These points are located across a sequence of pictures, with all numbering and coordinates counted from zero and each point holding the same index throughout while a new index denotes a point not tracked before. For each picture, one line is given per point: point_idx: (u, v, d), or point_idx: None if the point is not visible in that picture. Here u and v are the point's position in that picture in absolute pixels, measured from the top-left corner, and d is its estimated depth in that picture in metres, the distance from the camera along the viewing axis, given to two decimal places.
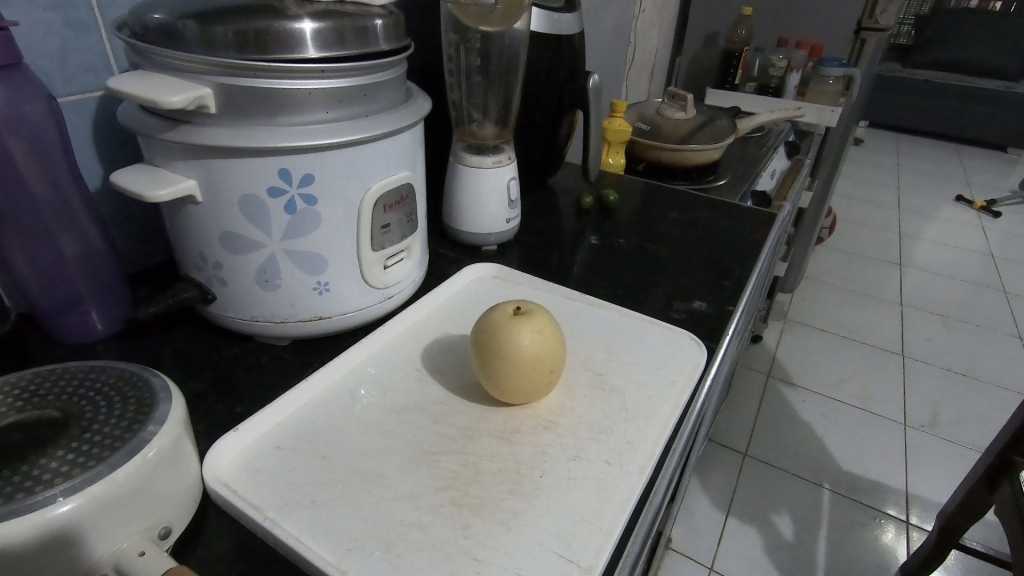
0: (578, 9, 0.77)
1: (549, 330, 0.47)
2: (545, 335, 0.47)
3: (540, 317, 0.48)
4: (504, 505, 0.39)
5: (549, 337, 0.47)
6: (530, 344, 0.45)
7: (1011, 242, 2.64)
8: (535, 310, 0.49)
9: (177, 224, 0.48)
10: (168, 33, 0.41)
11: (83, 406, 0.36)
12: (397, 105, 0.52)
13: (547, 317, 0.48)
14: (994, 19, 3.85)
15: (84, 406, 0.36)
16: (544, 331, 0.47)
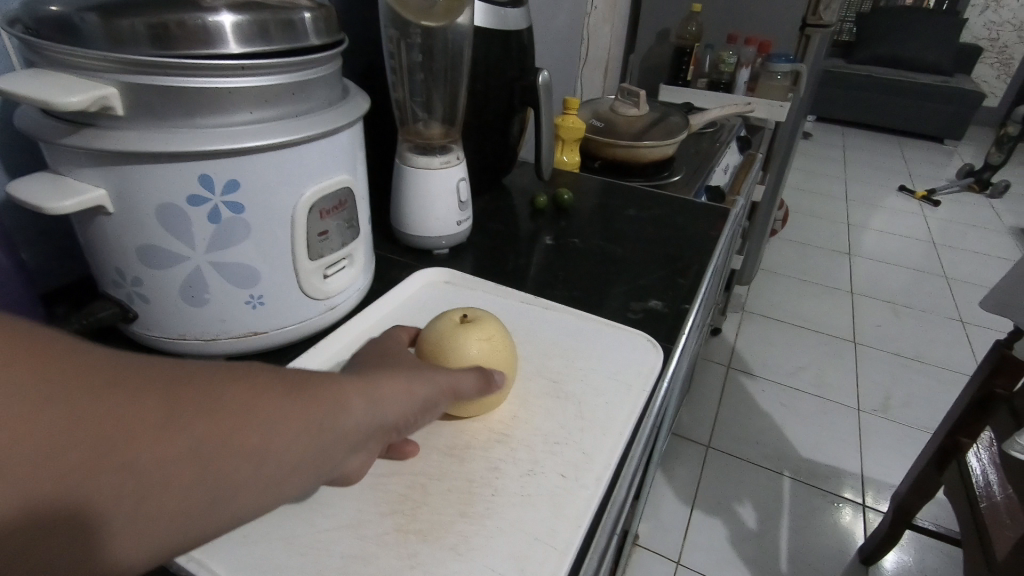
0: (526, 4, 0.75)
1: (499, 339, 0.45)
2: (493, 344, 0.45)
3: (491, 325, 0.46)
4: (454, 529, 0.37)
5: (498, 346, 0.45)
6: (478, 353, 0.43)
7: (950, 229, 2.77)
8: (486, 318, 0.47)
9: (90, 238, 0.44)
10: (65, 27, 0.37)
11: None
12: (332, 104, 0.49)
13: (498, 326, 0.47)
14: (928, 16, 4.04)
15: None
16: (494, 339, 0.45)
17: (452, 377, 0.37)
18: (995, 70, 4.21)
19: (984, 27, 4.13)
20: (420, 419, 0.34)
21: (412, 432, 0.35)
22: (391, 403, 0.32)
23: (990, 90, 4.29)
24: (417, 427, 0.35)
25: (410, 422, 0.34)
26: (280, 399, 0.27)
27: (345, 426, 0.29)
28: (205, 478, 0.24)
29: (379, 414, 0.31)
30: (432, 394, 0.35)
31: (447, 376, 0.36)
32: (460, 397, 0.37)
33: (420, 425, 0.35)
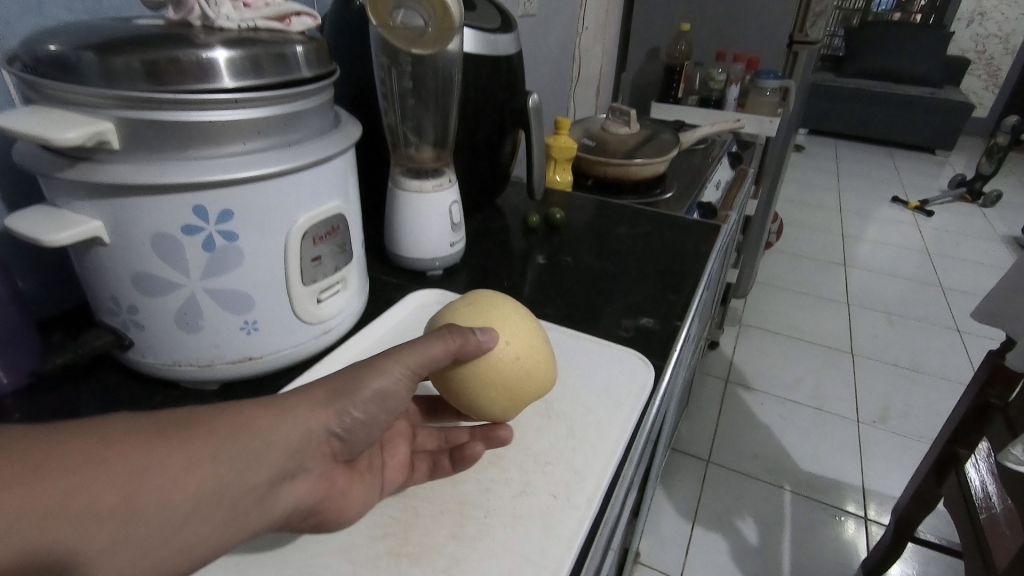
0: (515, 30, 0.76)
1: (487, 317, 0.46)
2: (484, 322, 0.46)
3: (479, 306, 0.47)
4: (446, 551, 0.38)
5: (493, 323, 0.46)
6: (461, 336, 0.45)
7: (944, 239, 2.78)
8: (474, 302, 0.48)
9: (86, 267, 0.45)
10: (62, 65, 0.38)
11: None
12: (325, 132, 0.50)
13: (487, 304, 0.48)
14: (916, 29, 4.10)
15: None
16: (481, 319, 0.46)
17: (408, 347, 0.39)
18: (983, 81, 4.26)
19: (971, 39, 4.20)
20: (372, 409, 0.37)
21: (370, 425, 0.38)
22: (328, 402, 0.36)
23: (979, 100, 4.35)
24: (376, 420, 0.38)
25: (363, 414, 0.37)
26: (213, 422, 0.32)
27: (281, 428, 0.34)
28: (157, 496, 0.28)
29: (318, 415, 0.35)
30: (383, 378, 0.37)
31: (402, 351, 0.38)
32: (422, 368, 0.39)
33: (377, 414, 0.38)
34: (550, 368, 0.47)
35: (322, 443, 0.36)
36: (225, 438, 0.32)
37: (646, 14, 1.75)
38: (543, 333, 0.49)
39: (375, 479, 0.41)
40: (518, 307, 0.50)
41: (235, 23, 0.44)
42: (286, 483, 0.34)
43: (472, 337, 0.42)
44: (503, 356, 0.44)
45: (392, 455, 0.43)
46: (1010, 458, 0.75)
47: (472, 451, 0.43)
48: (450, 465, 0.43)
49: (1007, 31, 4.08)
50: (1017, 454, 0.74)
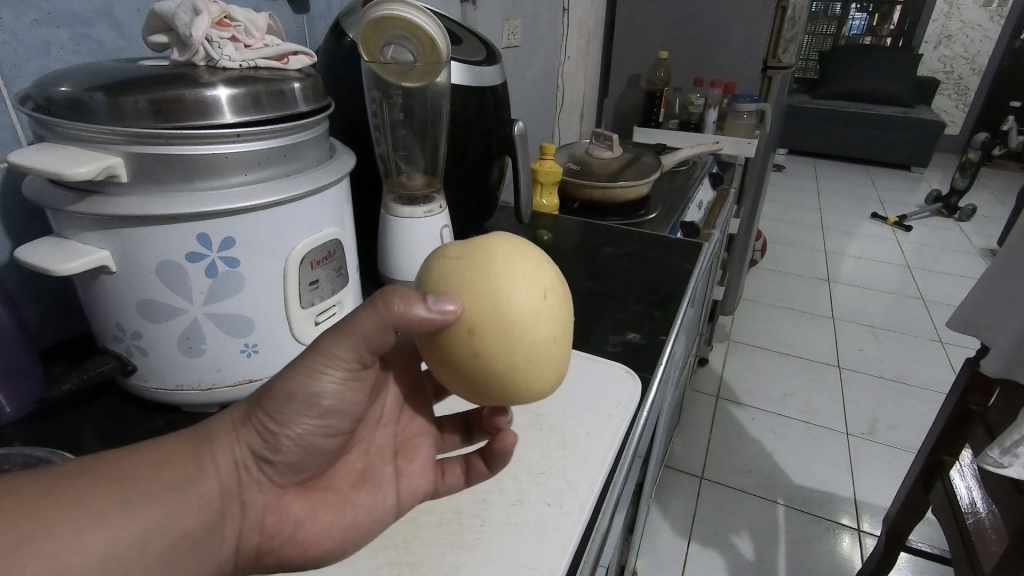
0: (499, 62, 0.80)
1: (463, 279, 0.37)
2: (456, 288, 0.37)
3: (468, 260, 0.38)
4: (445, 559, 0.40)
5: (466, 288, 0.37)
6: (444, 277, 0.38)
7: (923, 253, 2.85)
8: (469, 247, 0.39)
9: (91, 296, 0.47)
10: (75, 105, 0.41)
11: None
12: (321, 162, 0.52)
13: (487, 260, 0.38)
14: (886, 52, 4.27)
15: None
16: (455, 281, 0.37)
17: (336, 335, 0.35)
18: (953, 101, 4.42)
19: (939, 61, 4.36)
20: (305, 419, 0.36)
21: (308, 440, 0.37)
22: (248, 419, 0.36)
23: (950, 118, 4.49)
24: (312, 433, 0.37)
25: (293, 430, 0.36)
26: (139, 458, 0.32)
27: (207, 458, 0.35)
28: (72, 563, 0.28)
29: (241, 436, 0.36)
30: (307, 378, 0.35)
31: (327, 345, 0.35)
32: (350, 353, 0.35)
33: (312, 427, 0.37)
34: (542, 369, 0.39)
35: (256, 470, 0.36)
36: (148, 479, 0.32)
37: (625, 43, 1.82)
38: (553, 319, 0.39)
39: (349, 502, 0.41)
40: (532, 276, 0.39)
41: (236, 63, 0.47)
42: (225, 515, 0.35)
43: (411, 298, 0.34)
44: (462, 340, 0.37)
45: (381, 470, 0.43)
46: (989, 462, 0.77)
47: (506, 444, 0.43)
48: (486, 466, 0.44)
49: (973, 53, 4.24)
50: (996, 457, 0.76)
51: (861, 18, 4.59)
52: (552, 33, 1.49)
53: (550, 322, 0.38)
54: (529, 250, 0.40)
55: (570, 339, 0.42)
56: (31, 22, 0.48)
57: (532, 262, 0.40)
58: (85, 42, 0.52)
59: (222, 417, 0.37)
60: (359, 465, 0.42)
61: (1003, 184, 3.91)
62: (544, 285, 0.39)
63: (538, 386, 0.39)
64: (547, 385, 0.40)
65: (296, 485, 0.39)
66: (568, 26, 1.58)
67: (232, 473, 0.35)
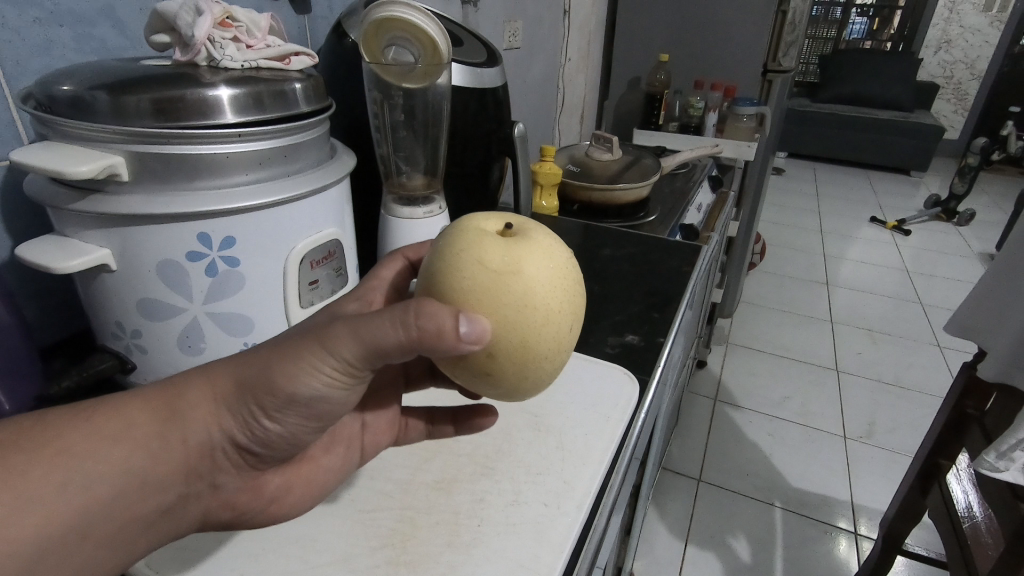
0: (500, 63, 0.80)
1: (500, 301, 0.35)
2: (489, 309, 0.35)
3: (508, 274, 0.36)
4: (442, 559, 0.40)
5: (502, 310, 0.36)
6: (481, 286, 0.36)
7: (922, 257, 2.86)
8: (511, 257, 0.37)
9: (91, 294, 0.47)
10: (77, 104, 0.41)
11: None
12: (322, 163, 0.53)
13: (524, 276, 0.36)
14: (886, 56, 4.27)
15: None
16: (492, 300, 0.35)
17: (346, 332, 0.33)
18: (953, 106, 4.43)
19: (939, 66, 4.37)
20: (294, 416, 0.36)
21: (291, 433, 0.37)
22: (232, 405, 0.34)
23: (950, 123, 4.50)
24: (297, 427, 0.37)
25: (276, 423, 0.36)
26: (98, 436, 0.32)
27: (178, 438, 0.33)
28: (14, 549, 0.28)
29: (221, 421, 0.34)
30: (304, 374, 0.33)
31: (334, 341, 0.33)
32: (358, 358, 0.33)
33: (297, 421, 0.36)
34: (540, 382, 0.40)
35: (229, 452, 0.36)
36: (99, 464, 0.31)
37: (626, 46, 1.82)
38: (568, 341, 0.39)
39: (318, 466, 0.44)
40: (563, 309, 0.38)
41: (238, 63, 0.47)
42: (193, 492, 0.36)
43: (449, 324, 0.32)
44: (477, 358, 0.37)
45: (350, 427, 0.46)
46: (985, 466, 0.77)
47: (487, 422, 0.50)
48: (453, 429, 0.51)
49: (973, 58, 4.25)
50: (992, 461, 0.76)
51: (861, 22, 4.62)
52: (553, 35, 1.49)
53: (562, 354, 0.39)
54: (566, 271, 0.39)
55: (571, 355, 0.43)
56: (32, 20, 0.48)
57: (569, 290, 0.38)
58: (87, 41, 0.52)
59: (199, 387, 0.34)
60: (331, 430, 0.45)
61: (1001, 189, 3.92)
62: (570, 316, 0.39)
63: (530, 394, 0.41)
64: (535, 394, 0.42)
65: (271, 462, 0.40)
66: (569, 28, 1.58)
67: (203, 454, 0.35)
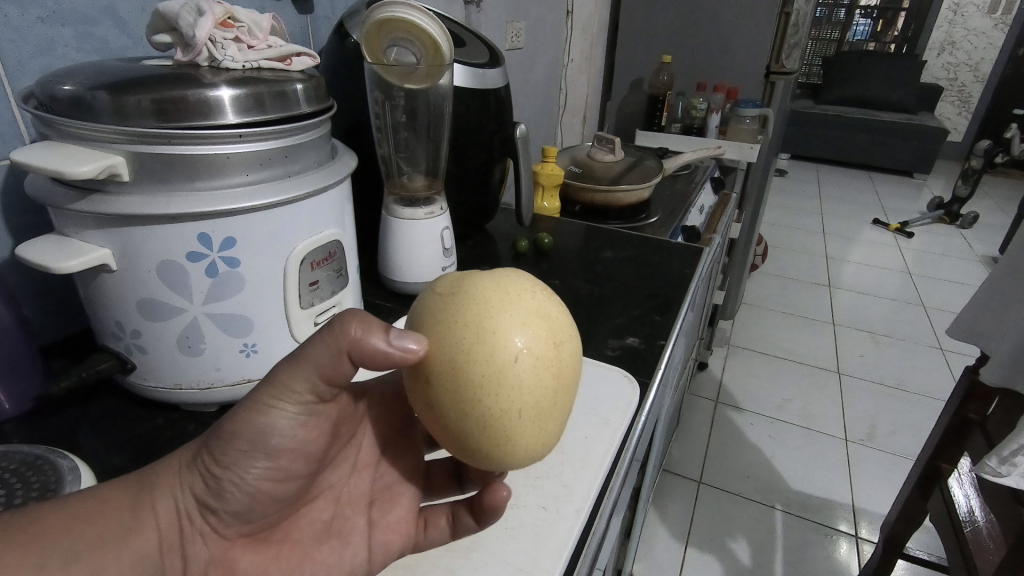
0: (502, 64, 0.80)
1: (436, 320, 0.37)
2: (428, 328, 0.37)
3: (451, 297, 0.37)
4: (439, 563, 0.42)
5: (438, 329, 0.36)
6: (428, 310, 0.38)
7: (925, 260, 2.85)
8: (464, 285, 0.38)
9: (91, 293, 0.47)
10: (78, 104, 0.41)
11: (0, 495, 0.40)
12: (322, 163, 0.53)
13: (468, 301, 0.37)
14: (890, 58, 4.27)
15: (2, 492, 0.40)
16: (432, 319, 0.37)
17: (291, 365, 0.34)
18: (956, 108, 4.42)
19: (943, 68, 4.36)
20: (252, 462, 0.35)
21: (256, 487, 0.36)
22: (193, 459, 0.35)
23: (953, 126, 4.49)
24: (259, 478, 0.36)
25: (239, 476, 0.36)
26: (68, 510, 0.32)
27: (145, 506, 0.34)
28: None
29: (184, 480, 0.35)
30: (256, 413, 0.35)
31: (280, 375, 0.34)
32: (304, 385, 0.35)
33: (261, 471, 0.36)
34: (498, 438, 0.36)
35: (198, 519, 0.36)
36: (72, 536, 0.31)
37: (629, 46, 1.82)
38: (524, 388, 0.35)
39: (310, 558, 0.41)
40: (506, 337, 0.36)
41: (240, 63, 0.47)
42: (164, 570, 0.35)
43: (374, 331, 0.34)
44: (420, 385, 0.37)
45: (350, 521, 0.43)
46: (987, 471, 0.77)
47: (496, 498, 0.41)
48: (474, 520, 0.42)
49: (977, 60, 4.24)
50: (994, 466, 0.76)
51: (865, 23, 4.63)
52: (556, 35, 1.49)
53: (513, 392, 0.35)
54: (521, 301, 0.37)
55: (552, 415, 0.38)
56: (35, 19, 0.48)
57: (523, 324, 0.36)
58: (89, 40, 0.52)
59: (166, 458, 0.36)
60: (325, 515, 0.42)
61: (1005, 191, 3.91)
62: (520, 347, 0.36)
63: (496, 454, 0.37)
64: (511, 458, 0.37)
65: (245, 536, 0.38)
66: (572, 29, 1.58)
67: (172, 522, 0.35)
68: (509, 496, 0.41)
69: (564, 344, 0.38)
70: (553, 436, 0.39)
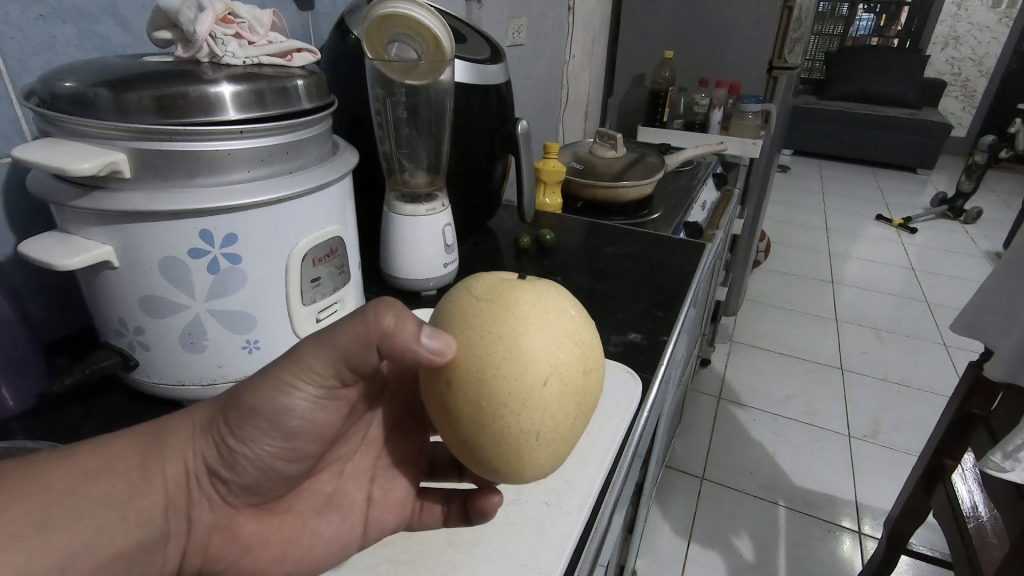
0: (503, 60, 0.80)
1: (470, 323, 0.36)
2: (459, 333, 0.36)
3: (487, 302, 0.36)
4: (444, 557, 0.42)
5: (470, 333, 0.35)
6: (462, 311, 0.37)
7: (928, 256, 2.84)
8: (501, 291, 0.37)
9: (94, 290, 0.47)
10: (79, 100, 0.41)
11: None
12: (324, 160, 0.53)
13: (504, 310, 0.36)
14: (893, 53, 4.25)
15: None
16: (464, 322, 0.36)
17: (317, 343, 0.34)
18: (960, 103, 4.39)
19: (947, 63, 4.34)
20: (267, 438, 0.36)
21: (266, 461, 0.37)
22: (209, 426, 0.35)
23: (957, 121, 4.47)
24: (270, 454, 0.37)
25: (251, 449, 0.36)
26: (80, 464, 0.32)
27: (156, 466, 0.34)
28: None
29: (197, 444, 0.35)
30: (276, 386, 0.35)
31: (304, 352, 0.35)
32: (326, 366, 0.35)
33: (273, 447, 0.36)
34: (511, 453, 0.35)
35: (206, 484, 0.36)
36: (83, 493, 0.31)
37: (631, 42, 1.81)
38: (546, 410, 0.35)
39: (308, 529, 0.42)
40: (539, 356, 0.35)
41: (240, 60, 0.47)
42: (170, 530, 0.35)
43: (408, 326, 0.34)
44: (440, 386, 0.36)
45: (352, 496, 0.43)
46: (992, 466, 0.77)
47: (489, 503, 0.42)
48: (464, 517, 0.43)
49: (981, 55, 4.22)
50: (998, 461, 0.76)
51: (867, 18, 4.62)
52: (557, 32, 1.48)
53: (536, 413, 0.34)
54: (559, 321, 0.36)
55: (566, 439, 0.37)
56: (36, 17, 0.48)
57: (558, 344, 0.36)
58: (90, 38, 0.52)
59: (182, 418, 0.36)
60: (327, 489, 0.43)
61: (1009, 187, 3.89)
62: (550, 369, 0.35)
63: (504, 466, 0.36)
64: (519, 473, 0.36)
65: (249, 504, 0.39)
66: (574, 24, 1.57)
67: (181, 486, 0.35)
68: (500, 503, 0.43)
69: (592, 371, 0.37)
70: (563, 456, 0.38)
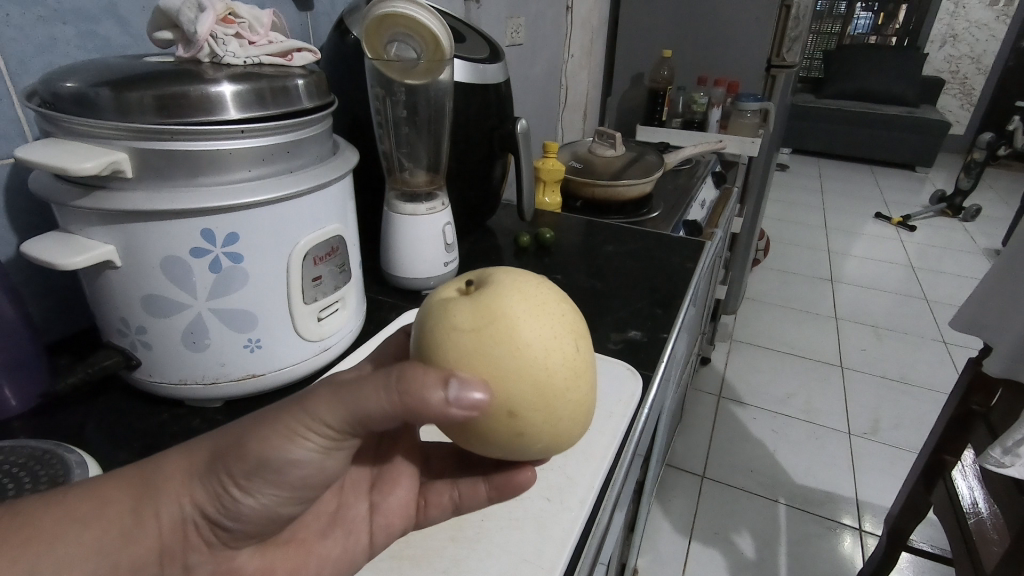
0: (502, 60, 0.80)
1: (491, 359, 0.36)
2: (483, 372, 0.36)
3: (484, 329, 0.37)
4: (446, 553, 0.42)
5: (497, 366, 0.36)
6: (461, 344, 0.37)
7: (927, 253, 2.84)
8: (482, 315, 0.38)
9: (96, 290, 0.47)
10: (81, 101, 0.41)
11: (7, 485, 0.41)
12: (324, 158, 0.53)
13: (502, 322, 0.37)
14: (891, 51, 4.25)
15: (8, 485, 0.41)
16: (483, 360, 0.36)
17: (332, 397, 0.33)
18: (959, 100, 4.40)
19: (944, 60, 4.35)
20: (270, 489, 0.35)
21: (269, 508, 0.36)
22: (207, 478, 0.34)
23: (955, 118, 4.47)
24: (274, 502, 0.36)
25: (252, 499, 0.35)
26: (68, 516, 0.32)
27: (149, 514, 0.34)
28: None
29: (193, 493, 0.34)
30: (284, 438, 0.33)
31: (314, 405, 0.33)
32: (337, 422, 0.33)
33: (276, 496, 0.36)
34: (578, 423, 0.40)
35: (202, 529, 0.36)
36: (72, 543, 0.31)
37: (629, 41, 1.82)
38: (589, 370, 0.41)
39: (314, 551, 0.41)
40: (553, 331, 0.39)
41: (241, 60, 0.47)
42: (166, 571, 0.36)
43: (433, 387, 0.32)
44: (502, 422, 0.37)
45: (354, 509, 0.43)
46: (991, 462, 0.77)
47: (526, 478, 0.44)
48: (487, 494, 0.45)
49: (978, 53, 4.23)
50: (997, 456, 0.76)
51: (865, 17, 4.62)
52: (555, 32, 1.49)
53: (584, 383, 0.40)
54: (546, 302, 0.40)
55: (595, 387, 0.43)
56: (36, 18, 0.48)
57: (559, 319, 0.40)
58: (91, 39, 0.53)
59: (177, 460, 0.34)
60: (331, 507, 0.43)
61: (1008, 184, 3.89)
62: (573, 344, 0.39)
63: (575, 436, 0.41)
64: (574, 439, 0.41)
65: (251, 544, 0.39)
66: (572, 24, 1.58)
67: (177, 530, 0.35)
68: (535, 477, 0.44)
69: (578, 318, 0.42)
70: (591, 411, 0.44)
